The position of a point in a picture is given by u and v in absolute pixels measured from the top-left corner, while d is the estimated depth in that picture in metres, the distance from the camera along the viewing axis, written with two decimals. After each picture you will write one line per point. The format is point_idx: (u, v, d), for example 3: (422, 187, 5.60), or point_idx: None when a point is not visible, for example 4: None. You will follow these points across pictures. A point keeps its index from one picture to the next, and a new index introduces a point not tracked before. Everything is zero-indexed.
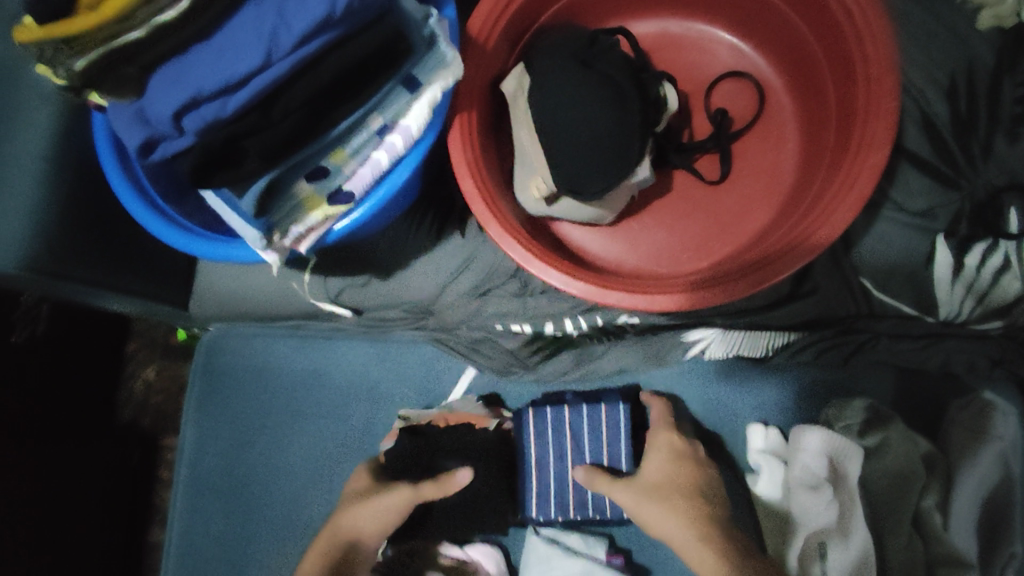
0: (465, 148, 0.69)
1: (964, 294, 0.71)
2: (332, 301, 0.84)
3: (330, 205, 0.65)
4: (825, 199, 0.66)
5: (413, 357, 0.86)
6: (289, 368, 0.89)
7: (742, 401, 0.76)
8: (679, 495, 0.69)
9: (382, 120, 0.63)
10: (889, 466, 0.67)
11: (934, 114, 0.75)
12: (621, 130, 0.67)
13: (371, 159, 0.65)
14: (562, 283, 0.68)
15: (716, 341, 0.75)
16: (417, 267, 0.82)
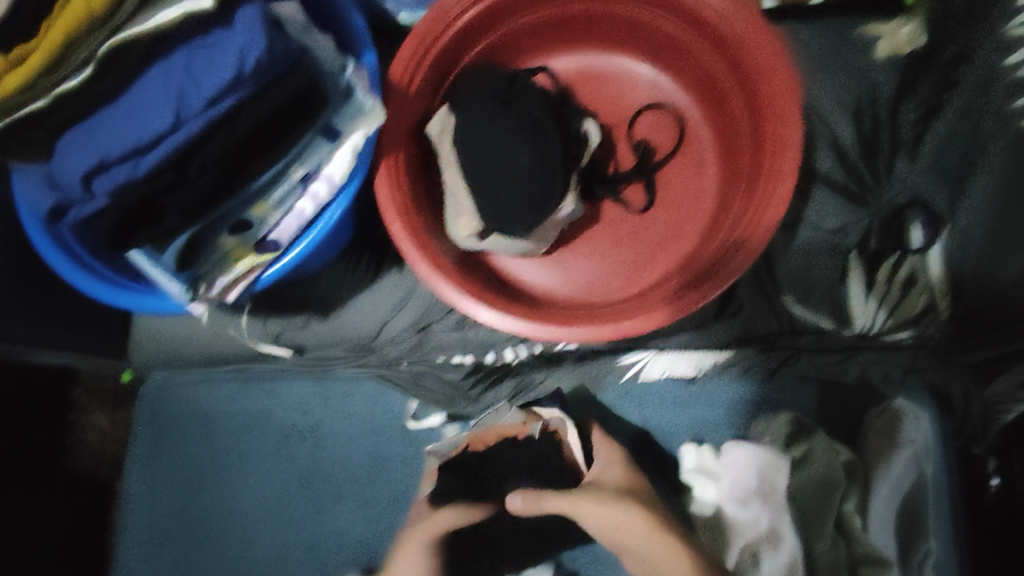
0: (392, 192, 0.71)
1: (875, 306, 0.75)
2: (273, 342, 0.83)
3: (256, 254, 0.66)
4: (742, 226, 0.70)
5: (358, 393, 0.87)
6: (232, 412, 0.88)
7: (677, 419, 0.79)
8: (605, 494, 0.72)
9: (304, 170, 0.64)
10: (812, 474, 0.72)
11: (842, 137, 0.79)
12: (545, 164, 0.70)
13: (296, 208, 0.66)
14: (494, 320, 0.70)
15: (650, 362, 0.79)
16: (357, 306, 0.82)
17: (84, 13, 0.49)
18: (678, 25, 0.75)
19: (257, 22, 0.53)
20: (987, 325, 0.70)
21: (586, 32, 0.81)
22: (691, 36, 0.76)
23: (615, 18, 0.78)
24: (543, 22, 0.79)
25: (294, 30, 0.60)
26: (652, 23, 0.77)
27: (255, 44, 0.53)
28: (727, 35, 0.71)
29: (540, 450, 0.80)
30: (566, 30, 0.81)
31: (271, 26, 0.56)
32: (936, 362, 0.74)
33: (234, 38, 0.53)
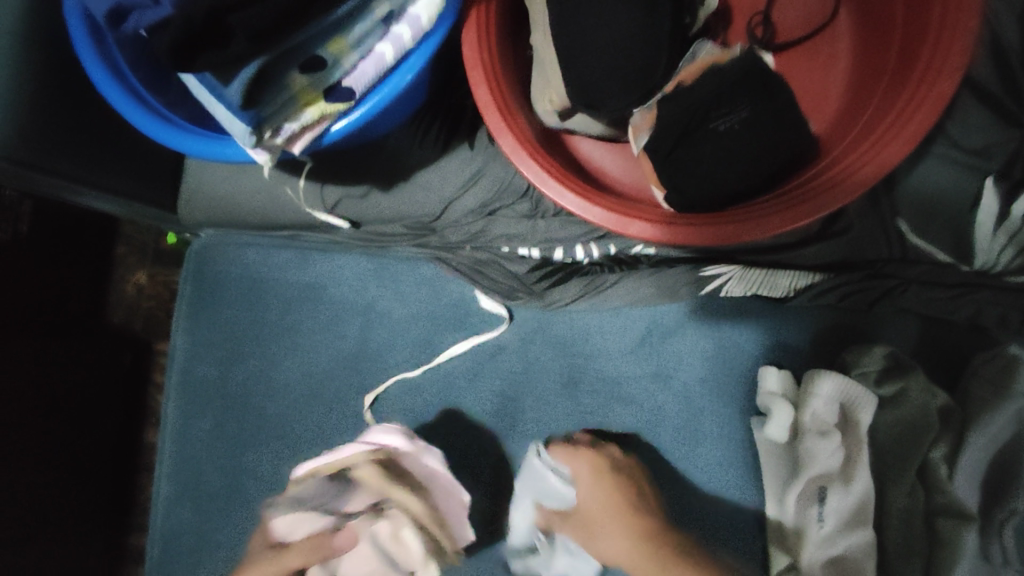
0: (478, 49, 0.62)
1: (1003, 243, 0.66)
2: (329, 212, 0.79)
3: (327, 102, 0.58)
4: (890, 118, 0.59)
5: (411, 276, 0.82)
6: (284, 282, 0.85)
7: (746, 338, 0.74)
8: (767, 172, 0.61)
9: (388, 7, 0.56)
10: (898, 416, 0.66)
11: (1008, 39, 0.66)
12: (649, 41, 0.60)
13: (375, 52, 0.58)
14: (580, 210, 0.62)
15: (734, 278, 0.72)
16: (421, 180, 0.77)
17: None
18: None
19: None
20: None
21: None
22: None
23: None
24: None
25: None
26: None
27: None
28: None
29: (601, 350, 0.77)
30: None
31: None
32: None
33: None
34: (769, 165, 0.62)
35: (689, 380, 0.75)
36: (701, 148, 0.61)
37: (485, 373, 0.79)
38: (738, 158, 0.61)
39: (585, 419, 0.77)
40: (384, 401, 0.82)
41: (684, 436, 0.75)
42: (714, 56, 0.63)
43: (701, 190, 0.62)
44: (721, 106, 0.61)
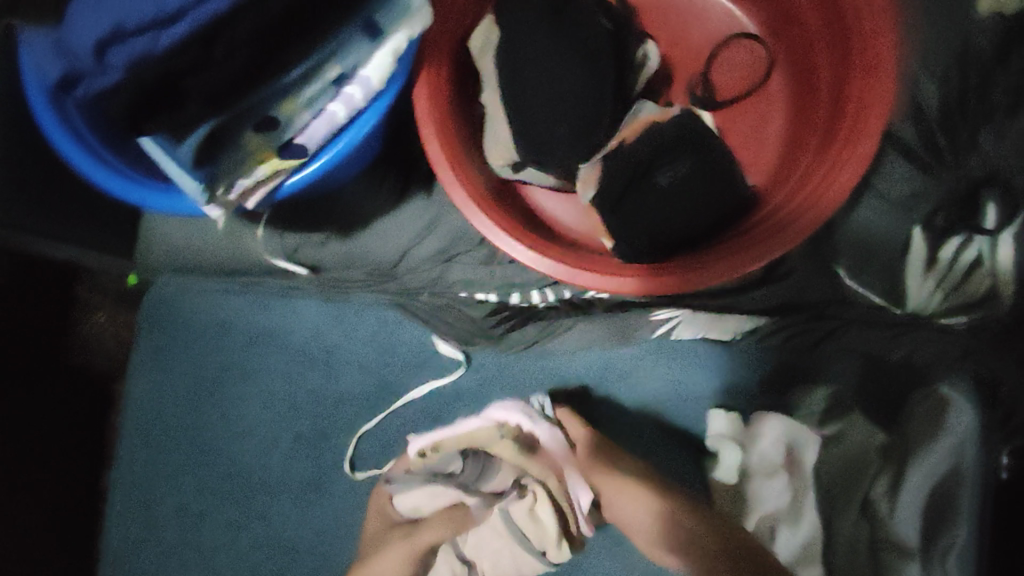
0: (431, 107, 0.65)
1: (930, 287, 0.71)
2: (287, 258, 0.80)
3: (281, 158, 0.60)
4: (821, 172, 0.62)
5: (372, 321, 0.82)
6: (243, 326, 0.84)
7: (697, 379, 0.76)
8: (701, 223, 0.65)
9: (339, 69, 0.58)
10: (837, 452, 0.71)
11: (924, 99, 0.72)
12: (593, 101, 0.64)
13: (327, 111, 0.60)
14: (531, 261, 0.64)
15: (684, 322, 0.74)
16: (378, 227, 0.79)
17: None
18: None
19: None
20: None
21: None
22: None
23: None
24: None
25: None
26: None
27: None
28: None
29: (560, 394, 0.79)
30: None
31: None
32: (989, 350, 0.71)
33: None
34: (705, 217, 0.65)
35: (643, 419, 0.78)
36: (643, 202, 0.65)
37: (448, 415, 0.81)
38: (678, 210, 0.65)
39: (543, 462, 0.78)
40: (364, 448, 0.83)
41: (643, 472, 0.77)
42: (653, 116, 0.66)
43: (647, 238, 0.65)
44: (660, 160, 0.65)
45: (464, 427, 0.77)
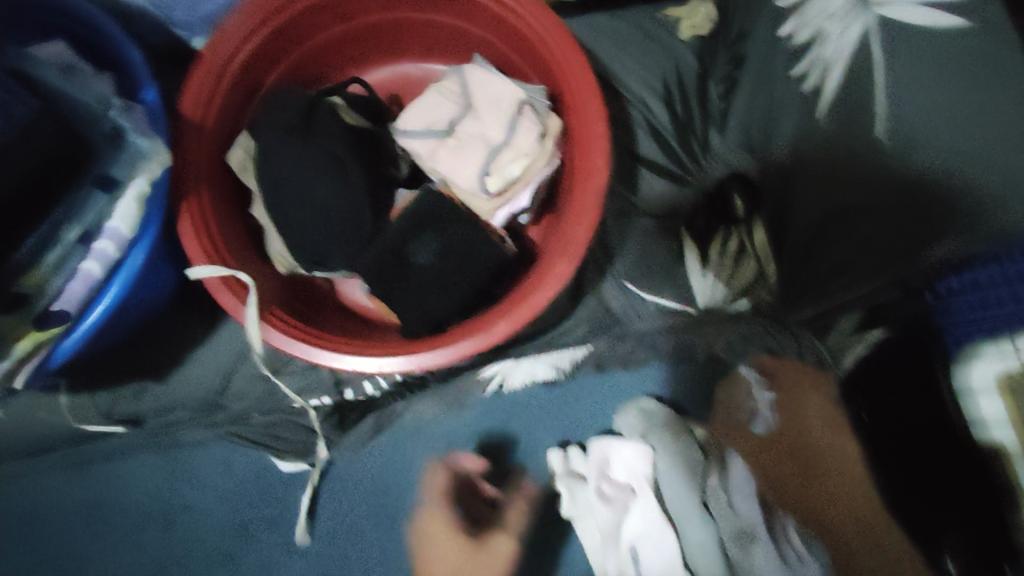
0: (198, 237, 0.64)
1: (713, 281, 0.78)
2: (104, 419, 0.76)
3: (41, 329, 0.58)
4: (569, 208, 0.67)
5: (206, 459, 0.78)
6: (67, 506, 0.78)
7: (538, 423, 0.79)
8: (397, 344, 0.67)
9: (81, 227, 0.58)
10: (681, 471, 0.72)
11: (656, 120, 0.82)
12: (351, 196, 0.67)
13: (81, 271, 0.59)
14: (335, 360, 0.65)
15: (509, 372, 0.78)
16: (195, 361, 0.77)
17: None
18: (482, 28, 0.74)
19: None
20: (811, 281, 0.67)
21: (395, 43, 0.79)
22: (501, 41, 0.74)
23: (420, 27, 0.76)
24: (345, 37, 0.75)
25: (48, 74, 0.58)
26: (460, 28, 0.75)
27: None
28: (533, 42, 0.69)
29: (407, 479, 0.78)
30: (373, 42, 0.78)
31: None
32: (772, 327, 0.74)
33: None
34: (478, 281, 0.69)
35: (492, 479, 0.77)
36: (414, 283, 0.68)
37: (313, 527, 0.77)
38: (446, 284, 0.69)
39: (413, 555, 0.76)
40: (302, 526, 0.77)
41: None
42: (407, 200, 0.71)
43: (436, 305, 0.69)
44: (415, 236, 0.68)
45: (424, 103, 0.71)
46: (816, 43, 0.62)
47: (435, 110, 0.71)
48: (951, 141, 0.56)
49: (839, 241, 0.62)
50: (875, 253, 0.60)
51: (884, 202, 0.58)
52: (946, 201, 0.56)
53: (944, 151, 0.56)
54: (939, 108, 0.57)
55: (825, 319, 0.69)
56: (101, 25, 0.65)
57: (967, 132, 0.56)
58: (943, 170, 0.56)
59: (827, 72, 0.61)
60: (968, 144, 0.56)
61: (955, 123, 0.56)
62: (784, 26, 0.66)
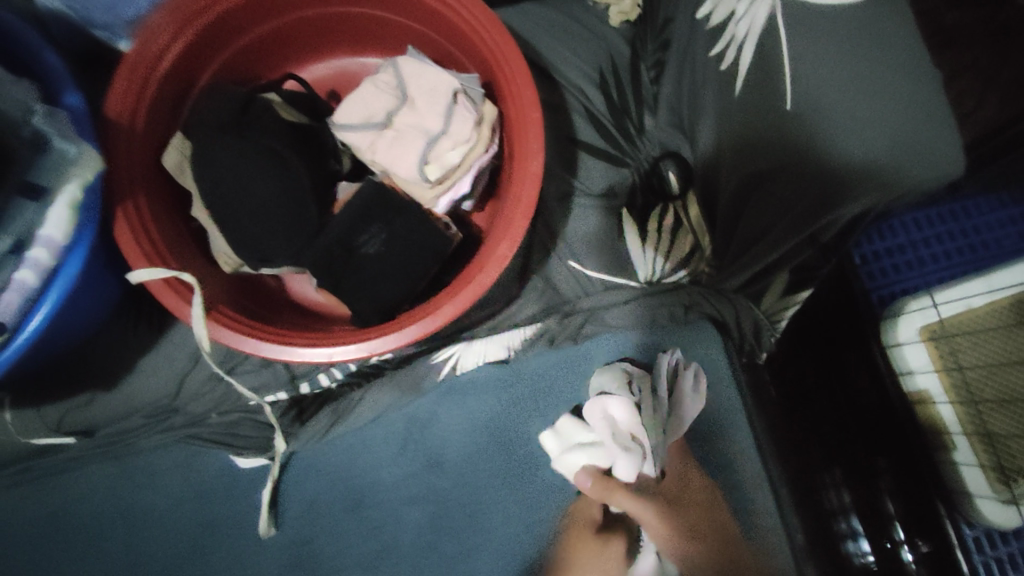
0: (138, 241, 0.64)
1: (653, 256, 0.81)
2: (51, 432, 0.75)
3: None
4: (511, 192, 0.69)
5: (169, 461, 0.79)
6: (26, 519, 0.78)
7: (496, 401, 0.81)
8: (356, 333, 0.68)
9: (11, 238, 0.57)
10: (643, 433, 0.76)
11: (594, 106, 0.84)
12: (296, 191, 0.68)
13: (16, 281, 0.58)
14: (286, 352, 0.66)
15: (463, 353, 0.80)
16: (145, 367, 0.76)
17: None
18: (416, 21, 0.75)
19: None
20: (744, 244, 0.72)
21: (329, 37, 0.79)
22: (436, 34, 0.75)
23: (354, 21, 0.77)
24: (277, 34, 0.75)
25: None
26: (393, 21, 0.76)
27: None
28: (467, 33, 0.71)
29: (373, 464, 0.79)
30: (307, 37, 0.78)
31: None
32: (711, 295, 0.81)
33: None
34: (424, 269, 0.70)
35: (455, 459, 0.79)
36: (361, 274, 0.69)
37: (281, 520, 0.78)
38: (393, 274, 0.70)
39: (384, 536, 0.78)
40: (277, 519, 0.77)
41: (469, 509, 0.78)
42: (350, 193, 0.71)
43: (386, 291, 0.70)
44: (361, 228, 0.69)
45: (359, 95, 0.71)
46: (730, 23, 0.65)
47: (368, 104, 0.71)
48: (861, 125, 0.55)
49: (760, 204, 0.66)
50: (785, 214, 0.63)
51: (782, 164, 0.61)
52: (845, 178, 0.57)
53: (845, 123, 0.56)
54: (852, 80, 0.56)
55: (759, 278, 0.73)
56: (20, 34, 0.64)
57: (872, 108, 0.55)
58: (868, 163, 0.55)
59: (741, 49, 0.64)
60: (885, 128, 0.55)
61: (860, 96, 0.55)
62: (704, 8, 0.69)
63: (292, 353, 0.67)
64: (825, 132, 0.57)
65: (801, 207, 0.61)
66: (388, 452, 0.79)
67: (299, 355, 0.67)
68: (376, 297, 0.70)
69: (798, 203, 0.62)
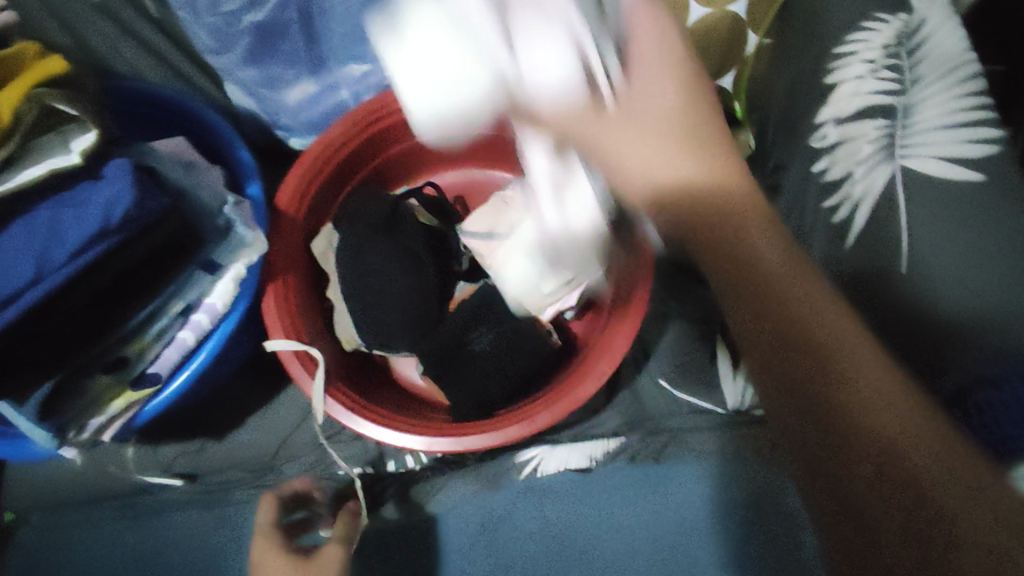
0: (282, 314, 0.72)
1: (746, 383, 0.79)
2: (165, 472, 0.81)
3: (135, 389, 0.66)
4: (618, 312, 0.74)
5: (257, 517, 0.84)
6: (122, 551, 0.84)
7: (572, 509, 0.82)
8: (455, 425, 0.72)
9: (184, 303, 0.66)
10: None
11: None
12: (422, 287, 0.75)
13: (177, 339, 0.68)
14: (390, 436, 0.70)
15: (546, 457, 0.82)
16: (257, 423, 0.82)
17: None
18: None
19: (128, 176, 0.56)
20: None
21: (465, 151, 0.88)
22: None
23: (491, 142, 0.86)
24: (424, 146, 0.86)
25: (175, 172, 0.66)
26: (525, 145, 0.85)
27: (122, 198, 0.55)
28: None
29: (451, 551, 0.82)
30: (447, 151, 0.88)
31: (143, 176, 0.59)
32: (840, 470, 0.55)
33: (100, 194, 0.55)
34: (525, 370, 0.75)
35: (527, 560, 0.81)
36: (466, 368, 0.75)
37: None
38: (497, 372, 0.75)
39: None
40: None
41: None
42: (465, 293, 0.79)
43: (488, 390, 0.74)
44: (474, 327, 0.75)
45: (486, 208, 0.79)
46: (845, 182, 0.67)
47: (493, 215, 0.79)
48: (963, 279, 0.60)
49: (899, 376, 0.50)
50: (791, 383, 0.48)
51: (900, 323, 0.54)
52: (819, 337, 0.48)
53: (957, 275, 0.60)
54: (970, 247, 0.61)
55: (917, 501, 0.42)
56: (219, 130, 0.76)
57: (973, 262, 0.60)
58: (980, 316, 0.59)
59: (856, 210, 0.66)
60: (971, 277, 0.60)
61: (959, 246, 0.61)
62: (819, 163, 0.70)
63: (390, 437, 0.70)
64: (928, 292, 0.61)
65: (775, 367, 0.49)
66: (463, 543, 0.82)
67: (396, 439, 0.70)
68: (478, 394, 0.74)
69: (798, 357, 0.48)
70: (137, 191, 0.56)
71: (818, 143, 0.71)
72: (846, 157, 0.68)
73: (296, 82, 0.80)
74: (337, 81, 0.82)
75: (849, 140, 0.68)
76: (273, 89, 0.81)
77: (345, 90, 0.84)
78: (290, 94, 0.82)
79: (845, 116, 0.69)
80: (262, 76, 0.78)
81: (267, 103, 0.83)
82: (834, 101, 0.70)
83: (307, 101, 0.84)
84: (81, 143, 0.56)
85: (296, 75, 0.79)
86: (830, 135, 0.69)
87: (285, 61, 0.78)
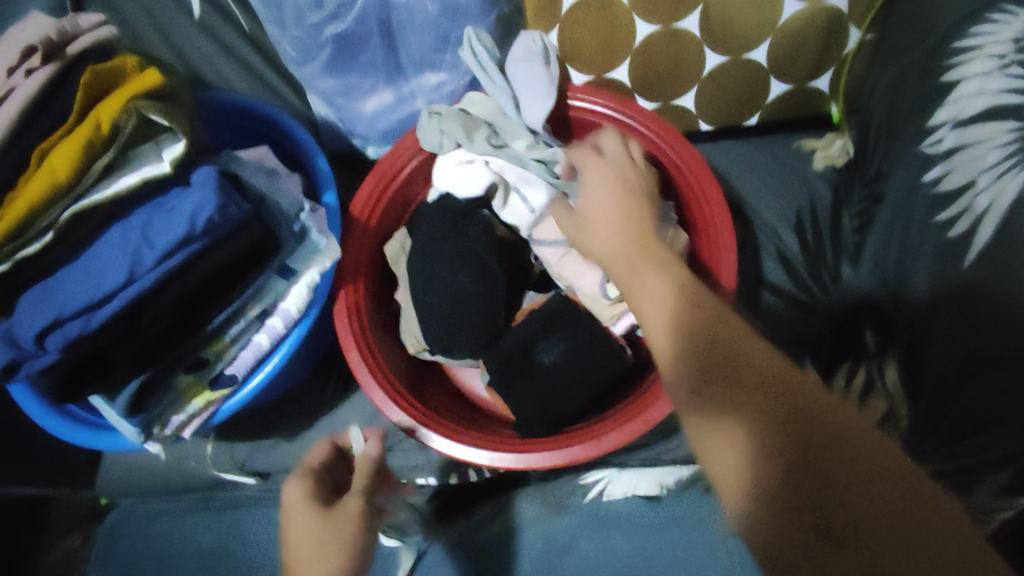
0: (350, 321, 0.73)
1: None
2: (238, 469, 0.84)
3: (213, 389, 0.69)
4: None
5: None
6: (190, 546, 0.85)
7: (642, 541, 0.77)
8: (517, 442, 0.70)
9: (261, 307, 0.68)
10: None
11: (788, 249, 0.86)
12: (491, 296, 0.73)
13: (253, 342, 0.69)
14: (449, 447, 0.69)
15: (613, 480, 0.78)
16: (325, 424, 0.85)
17: (47, 186, 0.54)
18: None
19: (212, 182, 0.58)
20: (937, 445, 0.61)
21: None
22: None
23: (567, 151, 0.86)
24: None
25: (256, 179, 0.67)
26: None
27: (206, 205, 0.57)
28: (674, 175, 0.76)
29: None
30: None
31: (226, 183, 0.61)
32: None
33: (188, 201, 0.57)
34: (593, 387, 0.71)
35: None
36: (532, 382, 0.72)
37: None
38: (564, 388, 0.71)
39: None
40: None
41: None
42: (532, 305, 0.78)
43: (553, 405, 0.71)
44: (540, 339, 0.73)
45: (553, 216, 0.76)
46: (967, 191, 0.58)
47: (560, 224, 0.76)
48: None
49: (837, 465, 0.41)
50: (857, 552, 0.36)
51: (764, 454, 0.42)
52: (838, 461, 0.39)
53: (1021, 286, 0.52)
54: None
55: None
56: (300, 139, 0.78)
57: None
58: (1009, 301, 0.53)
59: (981, 223, 0.57)
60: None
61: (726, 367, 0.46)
62: (932, 170, 0.63)
63: (448, 448, 0.69)
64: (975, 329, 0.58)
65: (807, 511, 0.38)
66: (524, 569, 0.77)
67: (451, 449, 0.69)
68: (545, 409, 0.72)
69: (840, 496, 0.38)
70: (220, 197, 0.58)
71: (930, 148, 0.64)
72: (966, 164, 0.59)
73: (373, 92, 0.82)
74: (412, 90, 0.82)
75: (972, 144, 0.59)
76: (351, 99, 0.83)
77: (420, 99, 0.84)
78: (367, 103, 0.83)
79: (964, 119, 0.60)
80: (341, 85, 0.80)
81: (345, 113, 0.85)
82: (954, 100, 0.61)
83: (383, 111, 0.85)
84: (172, 153, 0.58)
85: (373, 85, 0.81)
86: (947, 140, 0.61)
87: (363, 71, 0.79)
